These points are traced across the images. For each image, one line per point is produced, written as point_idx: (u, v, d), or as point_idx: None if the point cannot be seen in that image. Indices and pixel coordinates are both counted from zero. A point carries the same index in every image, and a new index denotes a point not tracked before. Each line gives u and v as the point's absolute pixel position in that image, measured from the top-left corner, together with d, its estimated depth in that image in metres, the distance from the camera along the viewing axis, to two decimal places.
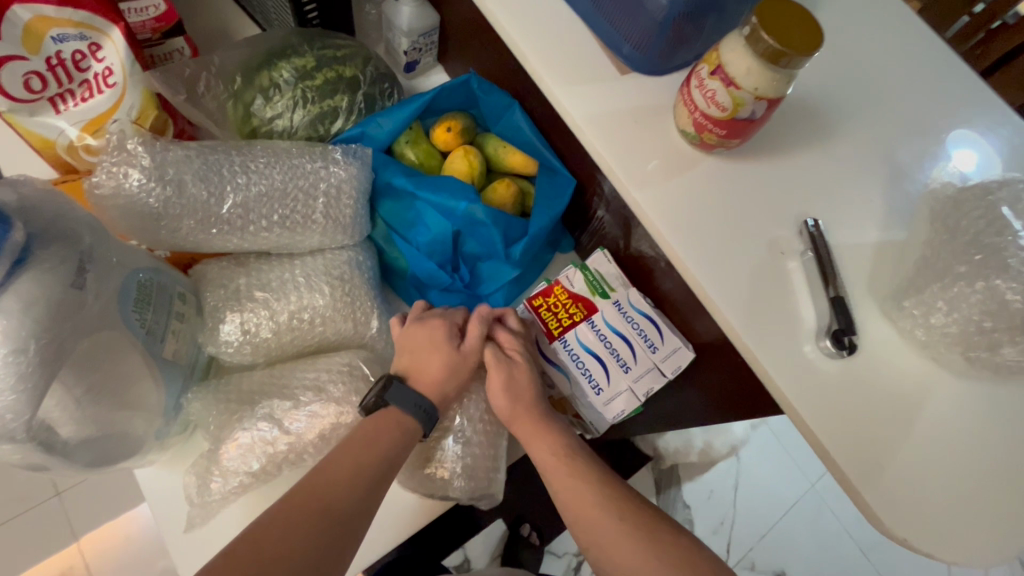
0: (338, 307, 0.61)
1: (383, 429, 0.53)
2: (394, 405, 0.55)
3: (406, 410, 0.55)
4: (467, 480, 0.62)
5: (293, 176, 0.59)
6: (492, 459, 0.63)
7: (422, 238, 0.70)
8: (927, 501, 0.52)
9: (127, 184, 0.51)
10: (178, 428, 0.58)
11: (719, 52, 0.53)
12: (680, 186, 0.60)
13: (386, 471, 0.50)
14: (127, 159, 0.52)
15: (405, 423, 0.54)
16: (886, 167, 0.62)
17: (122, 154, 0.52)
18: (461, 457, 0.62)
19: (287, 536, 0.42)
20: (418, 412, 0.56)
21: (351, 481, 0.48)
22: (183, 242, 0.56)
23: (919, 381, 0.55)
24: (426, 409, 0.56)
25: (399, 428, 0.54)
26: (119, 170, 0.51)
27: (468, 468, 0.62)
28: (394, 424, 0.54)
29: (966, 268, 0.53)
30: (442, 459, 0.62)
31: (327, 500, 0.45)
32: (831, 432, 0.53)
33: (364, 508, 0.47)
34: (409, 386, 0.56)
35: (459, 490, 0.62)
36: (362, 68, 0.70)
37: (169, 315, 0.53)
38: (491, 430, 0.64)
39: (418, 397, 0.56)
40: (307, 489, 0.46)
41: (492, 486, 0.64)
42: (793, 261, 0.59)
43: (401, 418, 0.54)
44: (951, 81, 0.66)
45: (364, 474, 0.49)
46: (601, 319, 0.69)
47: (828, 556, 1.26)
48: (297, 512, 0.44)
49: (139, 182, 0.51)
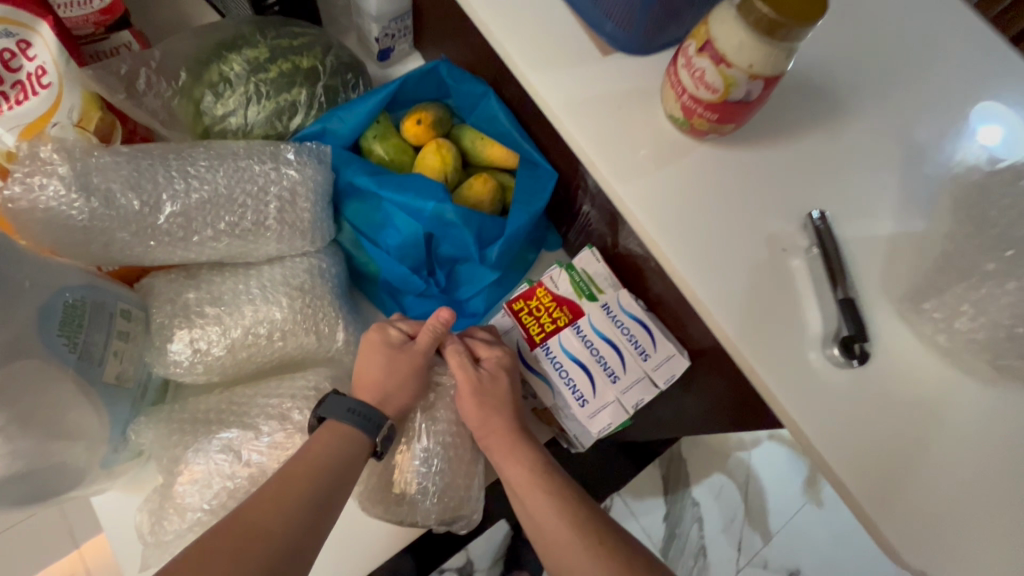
0: (298, 320, 0.57)
1: (319, 441, 0.48)
2: (329, 417, 0.50)
3: (341, 418, 0.50)
4: (440, 501, 0.58)
5: (239, 179, 0.54)
6: (465, 482, 0.59)
7: (392, 240, 0.65)
8: (955, 530, 0.46)
9: (44, 197, 0.47)
10: (130, 454, 0.54)
11: (707, 24, 0.46)
12: (670, 177, 0.54)
13: (331, 486, 0.46)
14: (41, 167, 0.47)
15: (345, 431, 0.50)
16: (904, 148, 0.55)
17: (35, 163, 0.47)
18: (428, 478, 0.57)
19: (218, 570, 0.37)
20: (355, 416, 0.50)
21: (287, 501, 0.43)
22: (122, 256, 0.52)
23: (943, 393, 0.49)
24: (364, 413, 0.51)
25: (338, 436, 0.49)
26: (35, 181, 0.47)
27: (439, 488, 0.58)
28: (334, 433, 0.49)
29: (994, 266, 0.46)
30: (404, 481, 0.58)
31: (264, 524, 0.41)
32: (842, 453, 0.47)
33: (311, 529, 0.43)
34: (341, 393, 0.52)
35: (431, 513, 0.58)
36: (322, 58, 0.65)
37: (107, 334, 0.49)
38: (463, 446, 0.59)
39: (353, 402, 0.51)
40: (237, 518, 0.41)
41: (464, 509, 0.60)
42: (796, 259, 0.52)
43: (340, 430, 0.50)
44: (978, 48, 0.59)
45: (303, 492, 0.44)
46: (587, 323, 0.63)
47: (845, 555, 1.20)
48: (225, 542, 0.39)
49: (57, 192, 0.47)
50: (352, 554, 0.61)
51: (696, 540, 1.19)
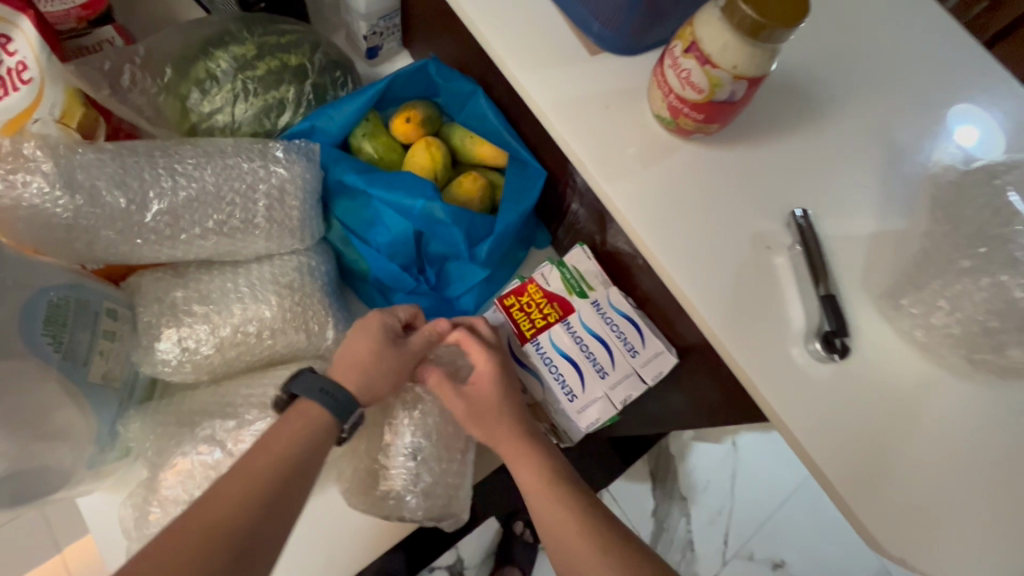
0: (288, 318, 0.57)
1: (283, 429, 0.46)
2: (300, 394, 0.49)
3: (311, 397, 0.49)
4: (425, 497, 0.58)
5: (227, 177, 0.54)
6: (453, 477, 0.60)
7: (382, 239, 0.65)
8: (929, 519, 0.47)
9: (27, 194, 0.46)
10: (117, 454, 0.54)
11: (693, 26, 0.47)
12: (657, 176, 0.55)
13: (295, 475, 0.44)
14: (23, 165, 0.46)
15: (313, 416, 0.48)
16: (884, 148, 0.56)
17: (17, 160, 0.46)
18: (415, 473, 0.58)
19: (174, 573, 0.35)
20: (325, 396, 0.49)
21: (246, 496, 0.40)
22: (106, 255, 0.51)
23: (920, 387, 0.50)
24: (335, 393, 0.50)
25: (304, 423, 0.47)
26: (17, 178, 0.46)
27: (424, 483, 0.58)
28: (301, 419, 0.47)
29: (970, 262, 0.48)
30: (390, 474, 0.58)
31: (224, 519, 0.39)
32: (823, 445, 0.49)
33: (276, 521, 0.41)
34: (315, 372, 0.50)
35: (416, 509, 0.58)
36: (310, 56, 0.64)
37: (93, 334, 0.48)
38: (453, 441, 0.60)
39: (325, 382, 0.50)
40: (193, 515, 0.38)
41: (451, 504, 0.60)
42: (779, 257, 0.53)
43: (308, 410, 0.48)
44: (955, 50, 0.60)
45: (265, 484, 0.42)
46: (577, 320, 0.64)
47: (829, 547, 1.23)
48: (179, 542, 0.36)
49: (41, 190, 0.46)
50: (343, 551, 0.61)
51: (684, 534, 1.21)
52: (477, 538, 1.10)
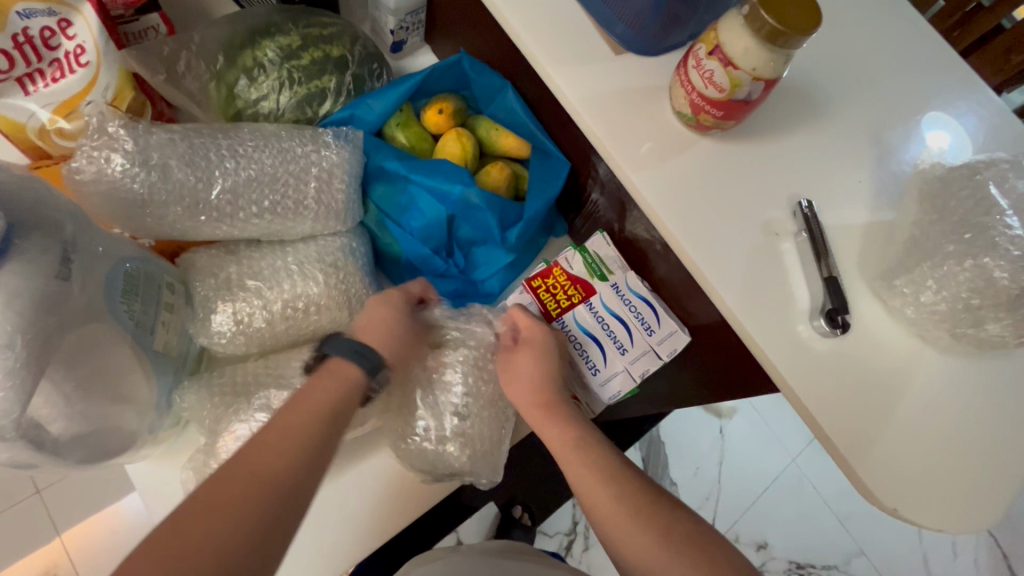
0: (332, 295, 0.60)
1: (317, 387, 0.49)
2: (332, 354, 0.53)
3: (346, 357, 0.52)
4: (472, 456, 0.63)
5: (283, 160, 0.59)
6: (495, 433, 0.64)
7: (416, 223, 0.69)
8: (915, 476, 0.54)
9: (108, 169, 0.51)
10: (170, 421, 0.57)
11: (717, 30, 0.52)
12: (677, 167, 0.60)
13: (327, 432, 0.46)
14: (108, 142, 0.52)
15: (345, 374, 0.51)
16: (876, 148, 0.62)
17: (103, 137, 0.52)
18: (462, 430, 0.62)
19: (224, 511, 0.38)
20: (358, 357, 0.53)
21: (287, 444, 0.44)
22: (169, 229, 0.57)
23: (909, 361, 0.56)
24: (369, 357, 0.53)
25: (336, 380, 0.50)
26: (100, 155, 0.51)
27: (467, 437, 0.63)
28: (333, 377, 0.50)
29: (954, 246, 0.54)
30: (435, 431, 0.63)
31: (264, 469, 0.41)
32: (826, 410, 0.54)
33: (312, 470, 0.44)
34: (345, 335, 0.54)
35: (462, 464, 0.63)
36: (350, 47, 0.68)
37: (158, 305, 0.52)
38: (490, 406, 0.64)
39: (357, 344, 0.54)
40: (237, 464, 0.41)
41: (498, 457, 0.65)
42: (786, 242, 0.59)
43: (342, 367, 0.51)
44: (939, 61, 0.67)
45: (301, 435, 0.45)
46: (599, 301, 0.69)
47: (809, 528, 1.30)
48: (226, 490, 0.39)
49: (121, 166, 0.52)
50: (379, 516, 0.66)
51: None
52: (475, 522, 1.13)
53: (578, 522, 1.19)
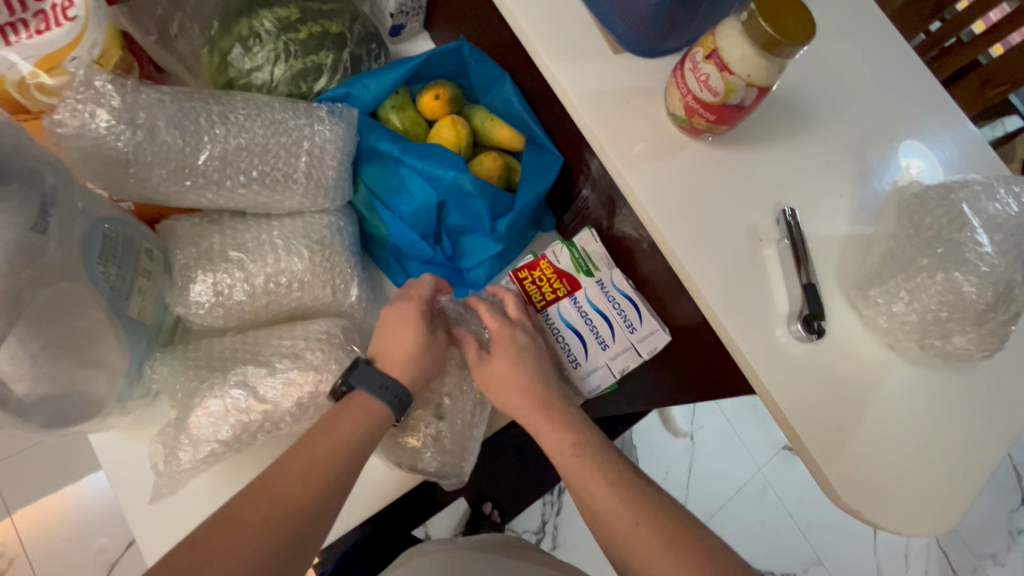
0: (317, 272, 0.60)
1: (343, 419, 0.50)
2: (358, 386, 0.53)
3: (372, 393, 0.53)
4: (441, 454, 0.64)
5: (275, 131, 0.59)
6: (466, 437, 0.65)
7: (405, 207, 0.69)
8: (877, 481, 0.55)
9: (93, 125, 0.50)
10: (140, 391, 0.56)
11: (715, 35, 0.52)
12: (668, 168, 0.61)
13: (349, 466, 0.48)
14: (95, 97, 0.50)
15: (371, 408, 0.52)
16: (858, 164, 0.64)
17: (89, 91, 0.50)
18: (437, 427, 0.63)
19: (238, 543, 0.39)
20: (386, 394, 0.53)
21: (310, 477, 0.45)
22: (153, 193, 0.56)
23: (879, 369, 0.58)
24: (394, 391, 0.54)
25: (362, 415, 0.51)
26: (85, 109, 0.50)
27: (440, 441, 0.64)
28: (359, 411, 0.51)
29: (928, 260, 0.56)
30: (417, 429, 0.63)
31: (282, 501, 0.43)
32: (800, 414, 0.56)
33: (330, 500, 0.45)
34: (374, 368, 0.54)
35: (429, 460, 0.63)
36: (350, 26, 0.68)
37: (135, 268, 0.51)
38: (469, 412, 0.65)
39: (385, 378, 0.54)
40: (258, 490, 0.43)
41: (463, 465, 0.65)
42: (769, 248, 0.60)
43: (367, 402, 0.52)
44: (922, 85, 0.69)
45: (325, 466, 0.46)
46: (584, 296, 0.70)
47: (770, 536, 1.33)
48: (244, 516, 0.41)
49: (106, 123, 0.50)
50: (352, 501, 0.65)
51: None
52: (444, 517, 1.13)
53: (547, 521, 1.20)
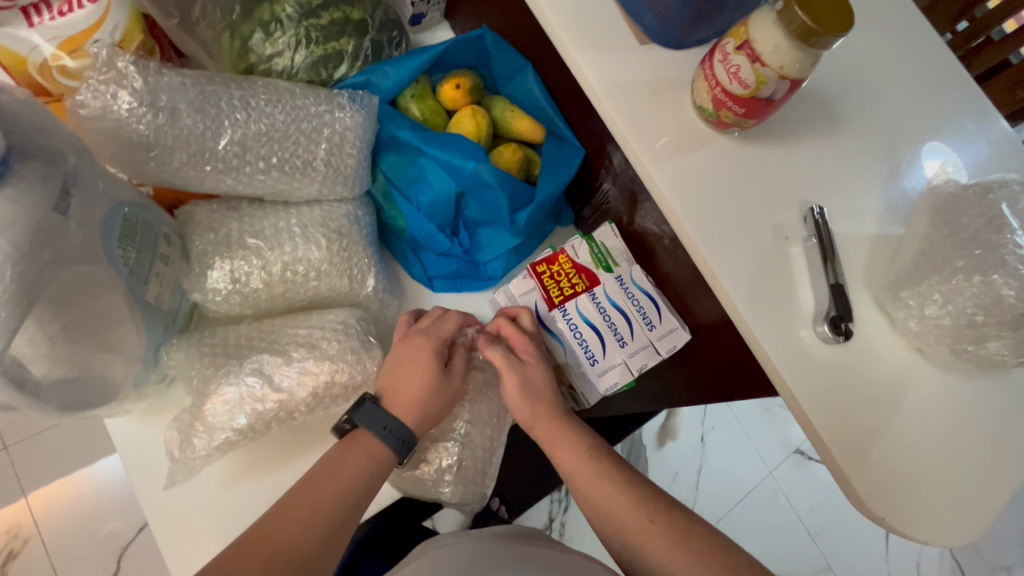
0: (334, 262, 0.59)
1: (346, 459, 0.51)
2: (362, 426, 0.53)
3: (375, 434, 0.53)
4: (461, 484, 0.63)
5: (295, 117, 0.58)
6: (485, 464, 0.64)
7: (423, 197, 0.68)
8: (902, 491, 0.54)
9: (115, 106, 0.49)
10: (156, 376, 0.56)
11: (747, 26, 0.51)
12: (693, 162, 0.59)
13: (351, 507, 0.48)
14: (117, 78, 0.50)
15: (375, 450, 0.52)
16: (890, 162, 0.62)
17: (112, 72, 0.50)
18: (457, 458, 0.62)
19: None
20: (388, 435, 0.53)
21: (313, 519, 0.46)
22: (172, 177, 0.55)
23: (908, 374, 0.57)
24: (398, 434, 0.54)
25: (365, 454, 0.52)
26: (107, 90, 0.49)
27: (463, 471, 0.63)
28: (362, 451, 0.52)
29: (964, 262, 0.55)
30: (436, 461, 0.62)
31: (285, 545, 0.43)
32: (824, 418, 0.54)
33: (333, 541, 0.46)
34: (380, 408, 0.54)
35: (450, 492, 0.63)
36: (371, 12, 0.67)
37: (154, 254, 0.50)
38: (489, 438, 0.64)
39: (388, 420, 0.54)
40: (261, 533, 0.44)
41: (484, 491, 0.65)
42: (795, 246, 0.59)
43: (370, 443, 0.52)
44: (958, 81, 0.67)
45: (328, 508, 0.47)
46: (602, 292, 0.69)
47: (780, 540, 1.31)
48: (247, 560, 0.41)
49: (128, 105, 0.50)
50: None
51: None
52: None
53: (554, 519, 1.19)
